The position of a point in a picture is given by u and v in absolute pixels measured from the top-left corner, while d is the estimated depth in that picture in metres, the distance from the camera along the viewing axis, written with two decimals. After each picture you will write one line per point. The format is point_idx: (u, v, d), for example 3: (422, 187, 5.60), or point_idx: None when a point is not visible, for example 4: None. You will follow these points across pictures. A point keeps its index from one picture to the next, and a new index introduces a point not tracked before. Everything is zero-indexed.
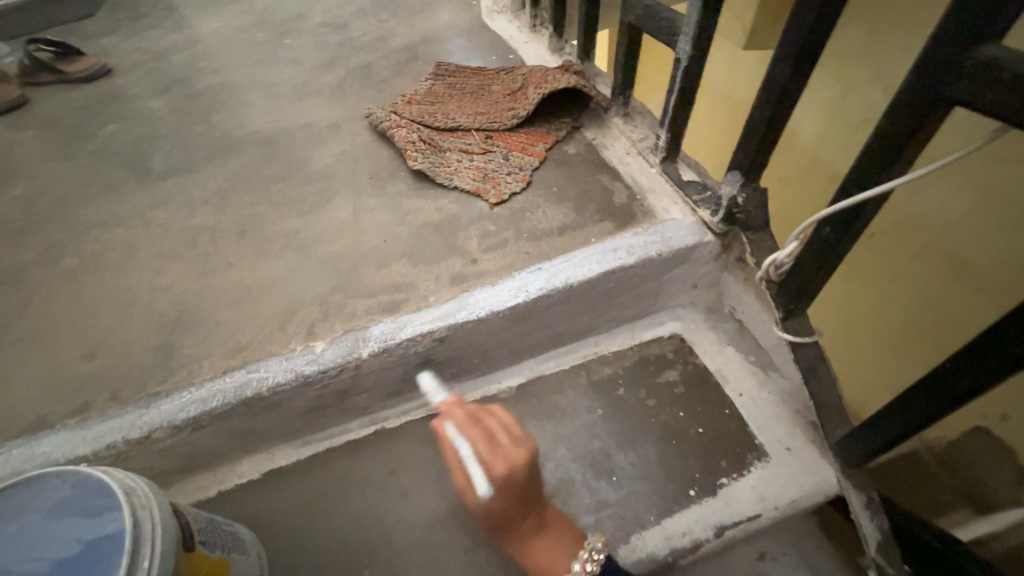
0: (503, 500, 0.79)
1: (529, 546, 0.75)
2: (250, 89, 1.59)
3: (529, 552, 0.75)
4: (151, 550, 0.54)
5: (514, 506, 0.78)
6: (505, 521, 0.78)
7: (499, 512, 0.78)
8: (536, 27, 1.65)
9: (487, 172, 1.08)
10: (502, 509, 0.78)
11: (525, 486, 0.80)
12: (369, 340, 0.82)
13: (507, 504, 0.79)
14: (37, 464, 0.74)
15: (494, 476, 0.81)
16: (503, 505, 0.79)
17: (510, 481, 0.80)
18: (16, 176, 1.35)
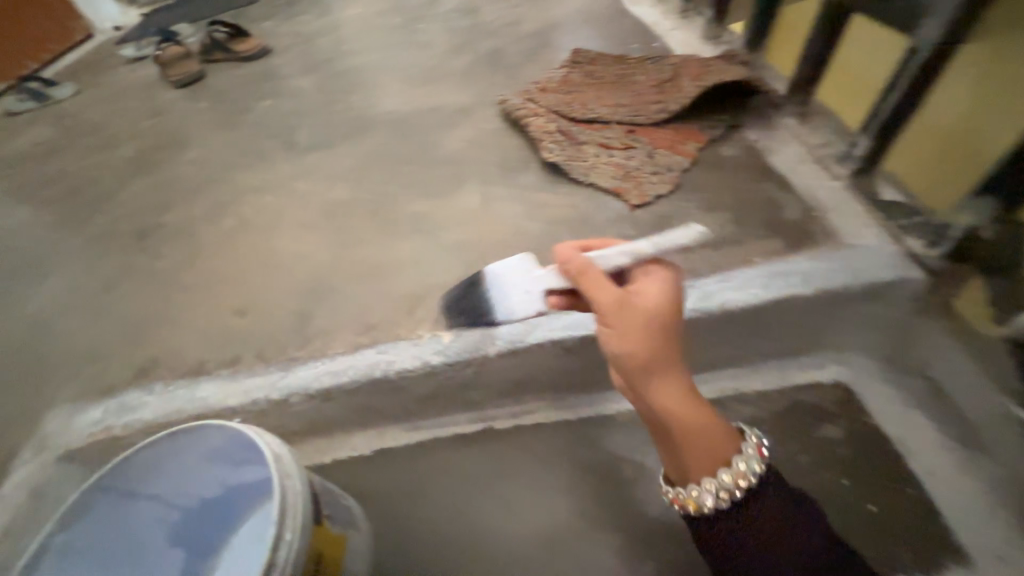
0: (658, 320, 0.53)
1: (683, 404, 0.51)
2: (386, 72, 1.65)
3: (683, 417, 0.50)
4: (293, 524, 0.55)
5: (665, 349, 0.52)
6: (658, 365, 0.52)
7: (650, 349, 0.52)
8: (685, 14, 1.50)
9: (628, 170, 0.98)
10: (654, 341, 0.52)
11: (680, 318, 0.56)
12: (497, 339, 0.78)
13: (658, 338, 0.52)
14: (196, 406, 0.81)
15: (654, 290, 0.55)
16: (660, 340, 0.52)
17: (673, 301, 0.54)
18: (191, 142, 1.53)
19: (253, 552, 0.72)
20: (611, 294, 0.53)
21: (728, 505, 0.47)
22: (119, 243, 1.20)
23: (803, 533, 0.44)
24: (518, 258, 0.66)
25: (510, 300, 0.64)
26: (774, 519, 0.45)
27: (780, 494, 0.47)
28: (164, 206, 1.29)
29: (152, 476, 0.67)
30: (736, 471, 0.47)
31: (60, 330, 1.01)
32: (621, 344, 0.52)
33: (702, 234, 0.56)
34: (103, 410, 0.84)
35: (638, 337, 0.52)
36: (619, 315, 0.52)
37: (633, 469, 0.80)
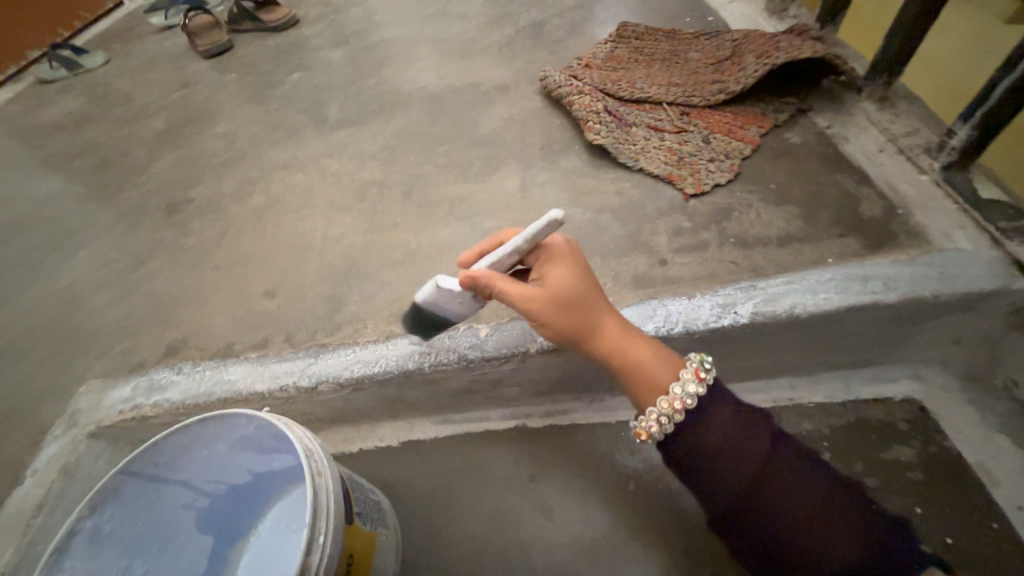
0: (566, 298, 0.56)
1: (618, 347, 0.56)
2: (419, 45, 1.57)
3: (621, 361, 0.56)
4: (326, 526, 0.52)
5: (583, 317, 0.57)
6: (585, 331, 0.57)
7: (571, 324, 0.57)
8: None
9: (682, 156, 0.90)
10: (572, 316, 0.57)
11: (587, 279, 0.58)
12: (538, 335, 0.73)
13: (573, 312, 0.57)
14: (224, 389, 0.79)
15: (551, 274, 0.57)
16: (575, 313, 0.57)
17: (571, 275, 0.57)
18: (220, 115, 1.50)
19: (286, 536, 0.71)
20: (512, 296, 0.56)
21: (673, 427, 0.50)
22: (149, 218, 1.18)
23: (750, 437, 0.47)
24: (432, 286, 0.59)
25: (455, 312, 0.64)
26: (725, 428, 0.48)
27: (725, 405, 0.49)
28: (193, 181, 1.27)
29: (181, 460, 0.65)
30: (671, 395, 0.50)
31: (92, 305, 1.00)
32: (546, 329, 0.58)
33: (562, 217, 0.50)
34: (133, 388, 0.83)
35: (559, 321, 0.57)
36: (529, 312, 0.57)
37: (677, 479, 0.75)
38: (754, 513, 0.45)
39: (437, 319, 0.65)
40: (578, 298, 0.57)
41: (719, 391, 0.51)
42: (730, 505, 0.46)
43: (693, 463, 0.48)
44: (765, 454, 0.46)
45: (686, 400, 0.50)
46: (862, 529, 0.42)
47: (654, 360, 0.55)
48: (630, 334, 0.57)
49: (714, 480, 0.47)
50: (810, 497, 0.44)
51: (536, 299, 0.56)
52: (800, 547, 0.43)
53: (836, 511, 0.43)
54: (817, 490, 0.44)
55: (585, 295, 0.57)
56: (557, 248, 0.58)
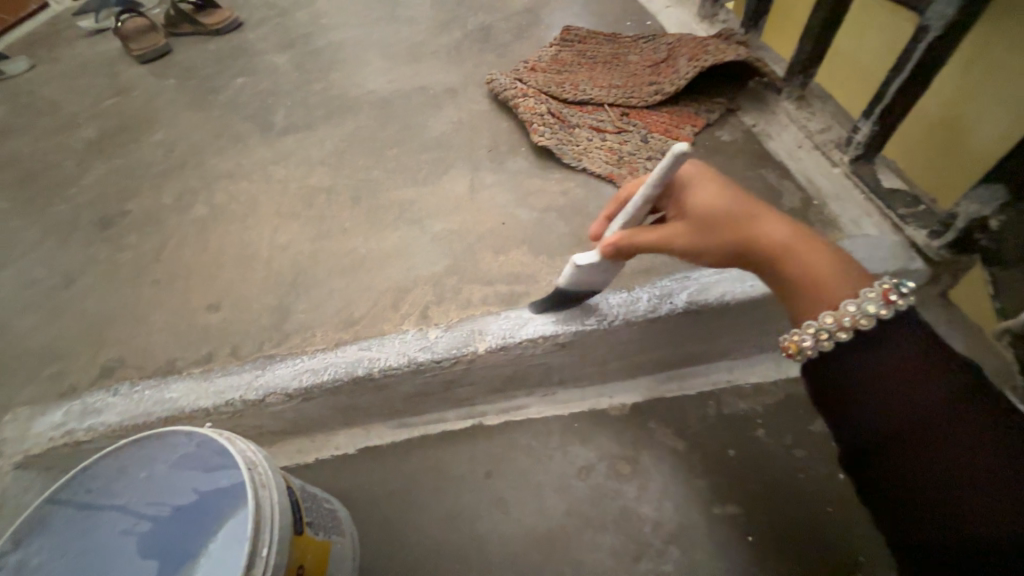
0: (715, 222, 0.52)
1: (795, 254, 0.49)
2: (369, 48, 1.56)
3: (802, 274, 0.48)
4: (270, 537, 0.51)
5: (739, 235, 0.51)
6: (746, 253, 0.51)
7: (729, 247, 0.52)
8: None
9: (622, 156, 0.94)
10: (727, 240, 0.52)
11: (735, 193, 0.53)
12: (487, 334, 0.75)
13: (725, 233, 0.52)
14: (166, 407, 0.76)
15: (689, 203, 0.54)
16: (728, 233, 0.51)
17: (712, 194, 0.53)
18: (159, 122, 1.44)
19: (233, 556, 0.69)
20: (655, 238, 0.54)
21: (833, 345, 0.44)
22: (81, 232, 1.12)
23: (934, 374, 0.40)
24: (572, 268, 0.64)
25: (593, 285, 0.69)
26: (890, 367, 0.41)
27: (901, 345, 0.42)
28: (129, 192, 1.21)
29: (118, 483, 0.63)
30: (841, 310, 0.44)
31: (18, 327, 0.94)
32: (703, 262, 0.54)
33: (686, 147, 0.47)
34: (63, 413, 0.79)
35: (716, 251, 0.52)
36: (679, 250, 0.53)
37: (628, 466, 0.78)
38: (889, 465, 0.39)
39: (576, 295, 0.71)
40: (729, 219, 0.52)
41: (907, 326, 0.43)
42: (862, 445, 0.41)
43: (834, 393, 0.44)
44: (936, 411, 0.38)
45: (861, 319, 0.43)
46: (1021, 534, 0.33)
47: (841, 266, 0.47)
48: (802, 240, 0.49)
49: (873, 402, 0.41)
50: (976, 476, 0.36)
51: (681, 233, 0.53)
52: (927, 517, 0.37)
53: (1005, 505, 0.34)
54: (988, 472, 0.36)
55: (735, 213, 0.52)
56: (686, 175, 0.54)
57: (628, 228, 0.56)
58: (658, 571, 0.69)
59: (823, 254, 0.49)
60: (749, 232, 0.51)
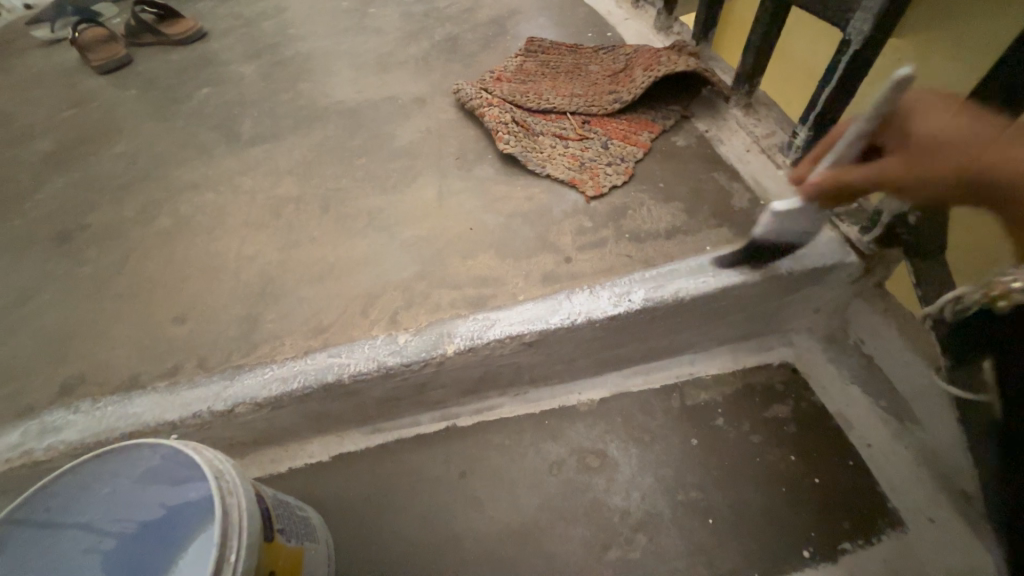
0: (937, 150, 0.52)
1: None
2: (337, 58, 1.57)
3: None
4: (238, 542, 0.52)
5: (963, 164, 0.50)
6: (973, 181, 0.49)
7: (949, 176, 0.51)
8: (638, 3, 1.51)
9: (584, 161, 0.98)
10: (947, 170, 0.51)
11: (975, 120, 0.51)
12: (455, 336, 0.76)
13: (946, 161, 0.51)
14: (130, 423, 0.75)
15: (912, 133, 0.55)
16: (952, 158, 0.51)
17: (936, 122, 0.53)
18: (120, 134, 1.41)
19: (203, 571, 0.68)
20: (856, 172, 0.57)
21: None
22: (38, 248, 1.09)
23: None
24: (769, 215, 0.68)
25: (794, 233, 0.71)
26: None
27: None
28: (89, 205, 1.18)
29: (79, 500, 0.62)
30: None
31: None
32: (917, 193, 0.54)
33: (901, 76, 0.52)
34: (20, 433, 0.77)
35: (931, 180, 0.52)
36: (888, 181, 0.55)
37: (597, 459, 0.81)
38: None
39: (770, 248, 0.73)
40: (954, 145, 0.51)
41: None
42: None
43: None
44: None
45: None
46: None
47: None
48: None
49: None
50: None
51: (894, 164, 0.55)
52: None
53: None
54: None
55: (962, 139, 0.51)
56: (912, 105, 0.55)
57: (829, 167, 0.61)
58: (627, 558, 0.72)
59: None
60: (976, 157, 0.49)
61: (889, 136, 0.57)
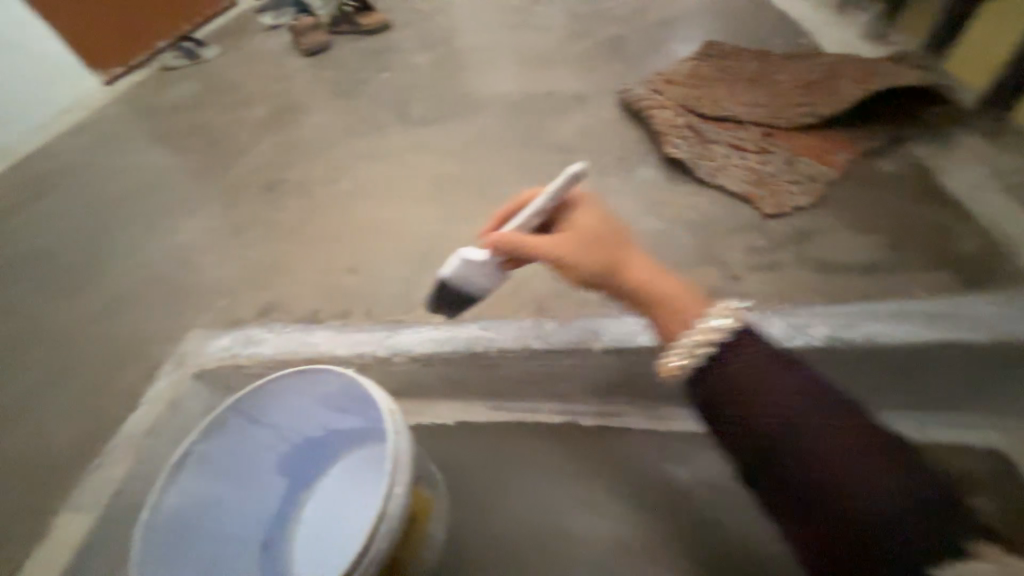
0: (592, 237, 0.61)
1: (680, 295, 0.58)
2: (500, 53, 1.64)
3: (656, 294, 0.59)
4: (403, 478, 0.56)
5: (591, 251, 0.59)
6: (615, 268, 0.59)
7: (602, 264, 0.60)
8: (838, 12, 1.36)
9: (762, 175, 0.90)
10: (598, 257, 0.59)
11: (608, 222, 0.63)
12: (603, 335, 0.77)
13: (586, 250, 0.59)
14: (308, 350, 0.88)
15: (570, 224, 0.63)
16: (608, 253, 0.60)
17: (592, 215, 0.62)
18: (316, 107, 1.65)
19: (367, 488, 0.78)
20: (562, 246, 0.59)
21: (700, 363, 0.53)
22: (250, 193, 1.32)
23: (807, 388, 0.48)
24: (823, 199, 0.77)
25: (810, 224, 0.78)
26: (789, 384, 0.48)
27: (762, 355, 0.51)
28: (289, 164, 1.40)
29: (273, 406, 0.72)
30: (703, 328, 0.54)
31: (200, 265, 1.13)
32: (580, 272, 0.59)
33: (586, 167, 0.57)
34: (230, 340, 0.94)
35: (582, 256, 0.59)
36: (583, 268, 0.59)
37: (730, 496, 0.74)
38: (788, 480, 0.46)
39: (462, 296, 0.68)
40: (605, 240, 0.61)
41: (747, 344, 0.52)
42: (781, 474, 0.46)
43: (723, 425, 0.50)
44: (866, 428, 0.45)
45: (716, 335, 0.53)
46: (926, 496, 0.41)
47: (686, 297, 0.58)
48: (659, 272, 0.61)
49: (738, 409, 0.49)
50: (847, 463, 0.43)
51: (561, 242, 0.60)
52: (840, 516, 0.42)
53: (885, 489, 0.42)
54: (885, 475, 0.42)
55: (606, 242, 0.61)
56: (576, 197, 0.64)
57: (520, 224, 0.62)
58: None
59: (644, 273, 0.60)
60: (620, 257, 0.60)
61: (559, 216, 0.64)
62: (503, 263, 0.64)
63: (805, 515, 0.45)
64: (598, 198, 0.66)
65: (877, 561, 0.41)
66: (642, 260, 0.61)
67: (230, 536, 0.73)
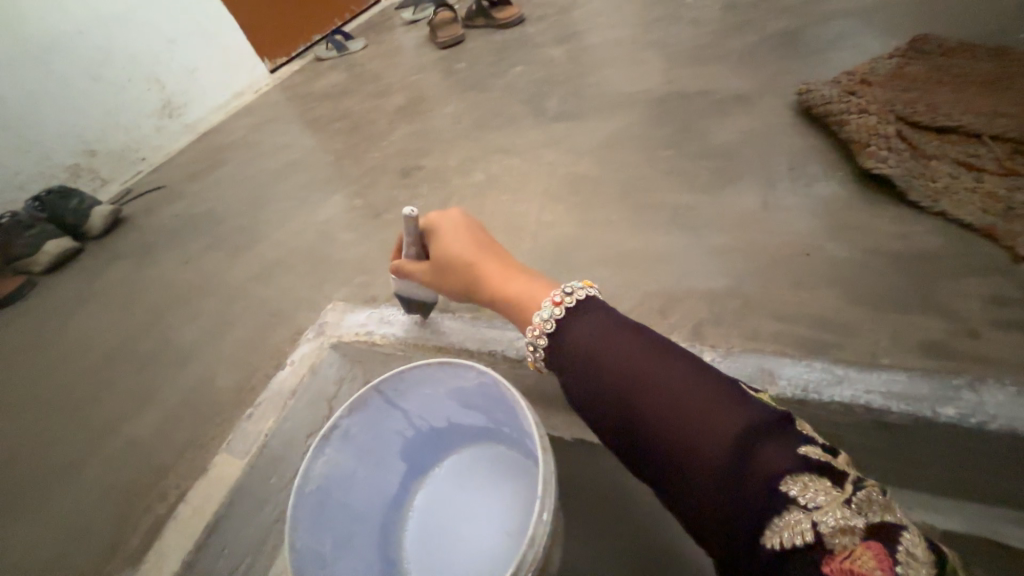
0: (449, 262, 0.72)
1: (517, 296, 0.63)
2: (644, 47, 1.53)
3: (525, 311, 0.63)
4: (550, 502, 0.53)
5: (451, 278, 0.73)
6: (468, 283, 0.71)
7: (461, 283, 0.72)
8: None
9: (1011, 205, 0.71)
10: (456, 279, 0.73)
11: (463, 241, 0.72)
12: (782, 379, 0.63)
13: (446, 277, 0.74)
14: (439, 338, 0.87)
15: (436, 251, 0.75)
16: (462, 273, 0.71)
17: (450, 241, 0.73)
18: (450, 98, 1.69)
19: (489, 492, 0.76)
20: (431, 277, 0.76)
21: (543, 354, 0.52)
22: (387, 177, 1.38)
23: (647, 351, 0.44)
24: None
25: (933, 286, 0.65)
26: (624, 350, 0.45)
27: (593, 318, 0.49)
28: (424, 152, 1.44)
29: (412, 391, 0.72)
30: (538, 323, 0.52)
31: (341, 240, 1.20)
32: (448, 292, 0.76)
33: (407, 212, 0.74)
34: (364, 316, 0.96)
35: (449, 284, 0.74)
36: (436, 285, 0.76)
37: None
38: (642, 451, 0.42)
39: (412, 303, 0.86)
40: (452, 260, 0.72)
41: (579, 312, 0.50)
42: (632, 436, 0.43)
43: (579, 401, 0.47)
44: (698, 378, 0.42)
45: (544, 326, 0.51)
46: (760, 441, 0.37)
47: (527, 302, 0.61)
48: (504, 277, 0.66)
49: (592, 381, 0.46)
50: (685, 424, 0.39)
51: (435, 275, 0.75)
52: (685, 481, 0.39)
53: (719, 443, 0.37)
54: (724, 421, 0.38)
55: (456, 261, 0.71)
56: (432, 225, 0.76)
57: (409, 258, 0.80)
58: None
59: (506, 284, 0.65)
60: (468, 273, 0.70)
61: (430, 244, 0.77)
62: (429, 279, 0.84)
63: (663, 483, 0.41)
64: (451, 217, 0.75)
65: (732, 511, 0.36)
66: (485, 265, 0.69)
67: (359, 512, 0.74)
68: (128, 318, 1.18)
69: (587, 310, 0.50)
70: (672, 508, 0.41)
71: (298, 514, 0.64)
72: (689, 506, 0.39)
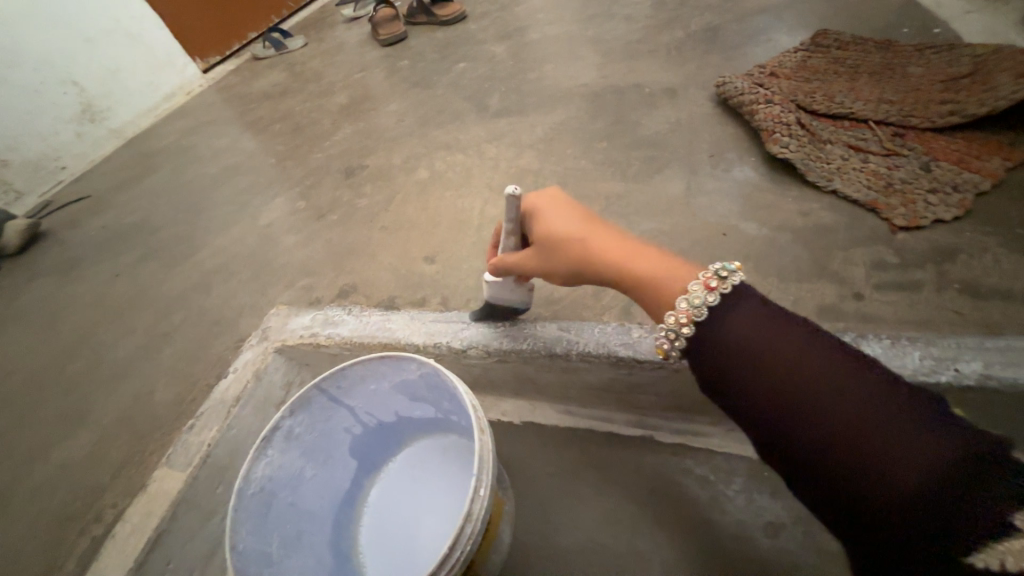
0: (561, 242, 0.60)
1: (666, 272, 0.53)
2: (582, 43, 1.58)
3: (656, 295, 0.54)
4: (488, 478, 0.56)
5: (563, 260, 0.60)
6: (586, 264, 0.58)
7: (573, 266, 0.60)
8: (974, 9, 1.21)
9: (892, 182, 0.81)
10: (570, 261, 0.60)
11: (579, 220, 0.61)
12: None
13: (557, 259, 0.61)
14: (386, 335, 0.87)
15: (540, 233, 0.62)
16: (576, 253, 0.59)
17: (560, 217, 0.61)
18: (393, 96, 1.68)
19: (440, 481, 0.78)
20: (533, 263, 0.63)
21: (686, 343, 0.47)
22: (331, 177, 1.36)
23: (813, 348, 0.39)
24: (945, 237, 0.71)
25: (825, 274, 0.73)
26: (786, 346, 0.40)
27: (751, 310, 0.44)
28: (368, 151, 1.43)
29: (356, 387, 0.73)
30: (677, 309, 0.47)
31: (285, 243, 1.18)
32: (555, 278, 0.62)
33: (512, 189, 0.60)
34: (308, 318, 0.95)
35: (560, 267, 0.61)
36: (538, 270, 0.63)
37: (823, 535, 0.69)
38: (801, 457, 0.38)
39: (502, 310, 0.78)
40: (568, 241, 0.59)
41: (732, 300, 0.45)
42: (789, 443, 0.38)
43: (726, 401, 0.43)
44: (881, 384, 0.37)
45: (692, 313, 0.46)
46: (973, 468, 0.32)
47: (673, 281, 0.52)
48: (637, 254, 0.56)
49: (747, 382, 0.40)
50: (864, 431, 0.35)
51: (541, 260, 0.62)
52: (861, 493, 0.35)
53: (912, 456, 0.33)
54: (913, 431, 0.34)
55: (573, 241, 0.59)
56: (537, 205, 0.63)
57: (506, 248, 0.67)
58: None
59: (641, 264, 0.55)
60: (588, 253, 0.58)
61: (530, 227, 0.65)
62: (517, 279, 0.72)
63: (817, 489, 0.37)
64: (557, 194, 0.63)
65: (928, 530, 0.32)
66: (609, 243, 0.58)
67: (308, 510, 0.75)
68: (52, 338, 1.11)
69: (744, 296, 0.45)
70: (817, 509, 0.39)
71: (241, 516, 0.64)
72: (870, 522, 0.35)
